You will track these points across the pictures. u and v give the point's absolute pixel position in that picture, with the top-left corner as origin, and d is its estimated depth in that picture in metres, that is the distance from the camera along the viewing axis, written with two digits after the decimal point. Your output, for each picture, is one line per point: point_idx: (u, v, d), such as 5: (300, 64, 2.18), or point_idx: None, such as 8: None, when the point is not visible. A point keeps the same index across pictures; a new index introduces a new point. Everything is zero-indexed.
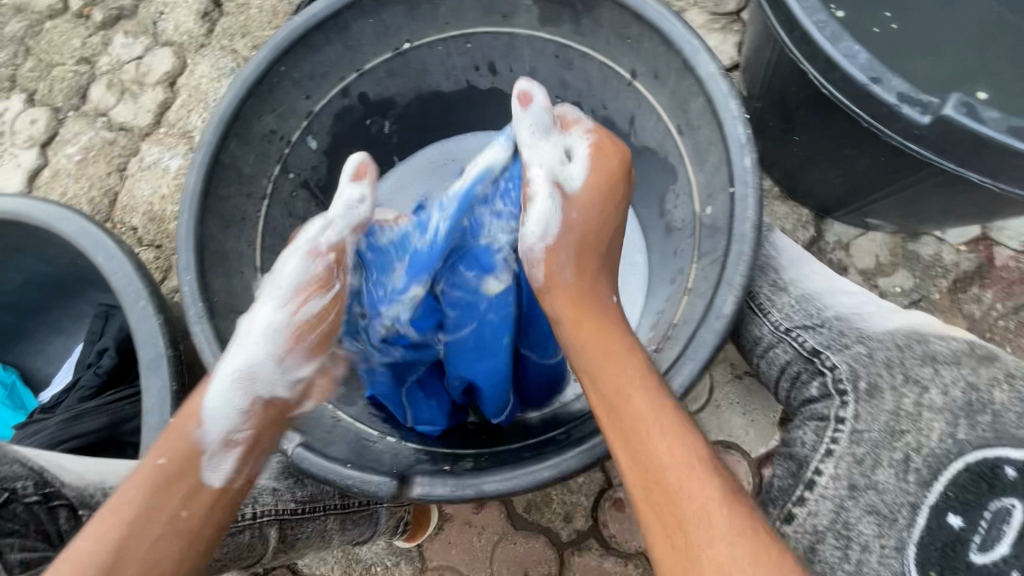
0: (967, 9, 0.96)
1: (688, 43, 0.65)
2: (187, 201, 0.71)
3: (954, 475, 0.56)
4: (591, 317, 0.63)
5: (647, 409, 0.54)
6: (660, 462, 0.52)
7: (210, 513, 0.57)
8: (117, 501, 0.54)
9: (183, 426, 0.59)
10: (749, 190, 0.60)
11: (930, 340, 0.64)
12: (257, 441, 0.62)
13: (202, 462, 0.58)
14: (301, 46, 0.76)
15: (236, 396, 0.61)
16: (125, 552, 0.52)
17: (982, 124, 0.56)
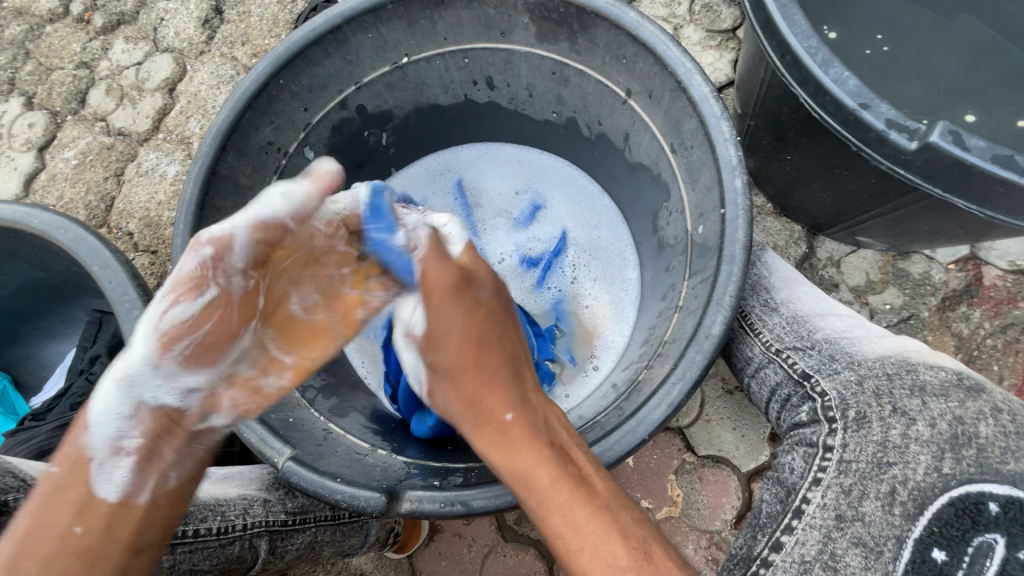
0: (955, 33, 0.98)
1: (680, 65, 0.66)
2: (183, 212, 0.72)
3: (936, 510, 0.55)
4: (464, 384, 0.59)
5: (538, 478, 0.53)
6: (560, 526, 0.51)
7: (110, 527, 0.52)
8: (14, 527, 0.51)
9: (71, 436, 0.55)
10: (739, 212, 0.60)
11: (919, 369, 0.62)
12: (150, 449, 0.58)
13: (92, 473, 0.54)
14: (300, 59, 0.77)
15: (122, 405, 0.57)
16: (19, 567, 0.48)
17: (968, 152, 0.57)
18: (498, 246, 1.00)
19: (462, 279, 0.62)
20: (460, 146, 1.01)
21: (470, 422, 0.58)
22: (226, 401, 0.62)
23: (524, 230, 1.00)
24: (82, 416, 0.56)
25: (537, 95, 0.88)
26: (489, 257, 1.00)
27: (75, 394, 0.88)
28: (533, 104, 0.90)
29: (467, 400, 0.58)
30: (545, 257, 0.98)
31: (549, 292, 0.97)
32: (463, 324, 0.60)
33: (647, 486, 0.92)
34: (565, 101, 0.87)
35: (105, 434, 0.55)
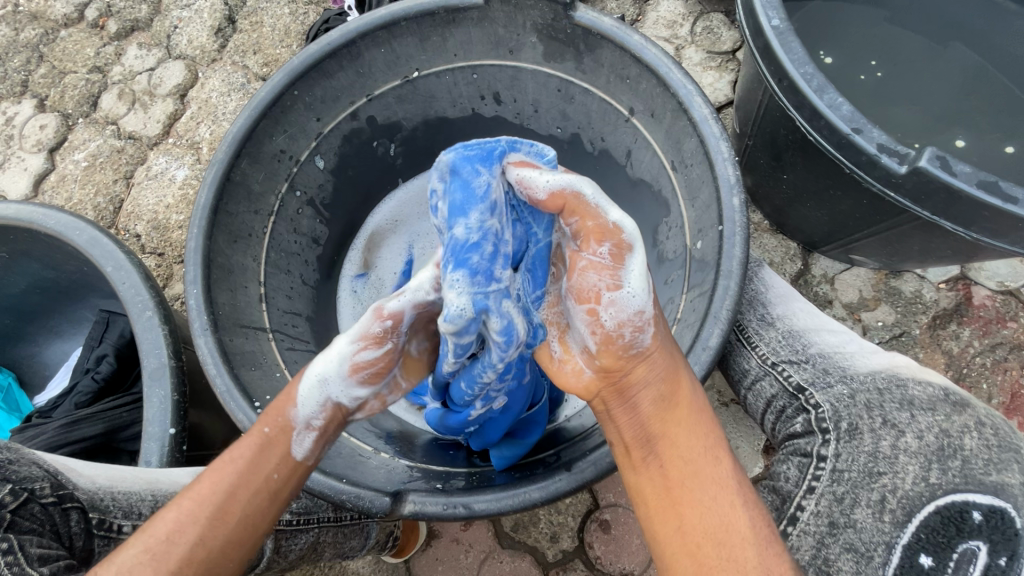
0: (947, 61, 1.02)
1: (682, 87, 0.69)
2: (197, 217, 0.74)
3: (924, 518, 0.56)
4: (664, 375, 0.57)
5: (702, 451, 0.55)
6: (710, 504, 0.52)
7: (294, 480, 0.57)
8: (231, 454, 0.55)
9: (283, 400, 0.58)
10: (737, 228, 0.63)
11: (908, 384, 0.64)
12: (333, 430, 0.60)
13: (292, 438, 0.57)
14: (314, 71, 0.80)
15: (315, 394, 0.58)
16: (235, 495, 0.53)
17: (954, 177, 0.59)
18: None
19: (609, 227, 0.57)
20: None
21: (648, 377, 0.57)
22: (370, 407, 0.62)
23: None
24: (291, 386, 0.59)
25: (543, 111, 0.91)
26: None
27: (81, 392, 0.89)
28: (538, 119, 0.93)
29: (659, 356, 0.57)
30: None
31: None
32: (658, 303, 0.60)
33: None
34: (570, 117, 0.90)
35: (305, 413, 0.57)
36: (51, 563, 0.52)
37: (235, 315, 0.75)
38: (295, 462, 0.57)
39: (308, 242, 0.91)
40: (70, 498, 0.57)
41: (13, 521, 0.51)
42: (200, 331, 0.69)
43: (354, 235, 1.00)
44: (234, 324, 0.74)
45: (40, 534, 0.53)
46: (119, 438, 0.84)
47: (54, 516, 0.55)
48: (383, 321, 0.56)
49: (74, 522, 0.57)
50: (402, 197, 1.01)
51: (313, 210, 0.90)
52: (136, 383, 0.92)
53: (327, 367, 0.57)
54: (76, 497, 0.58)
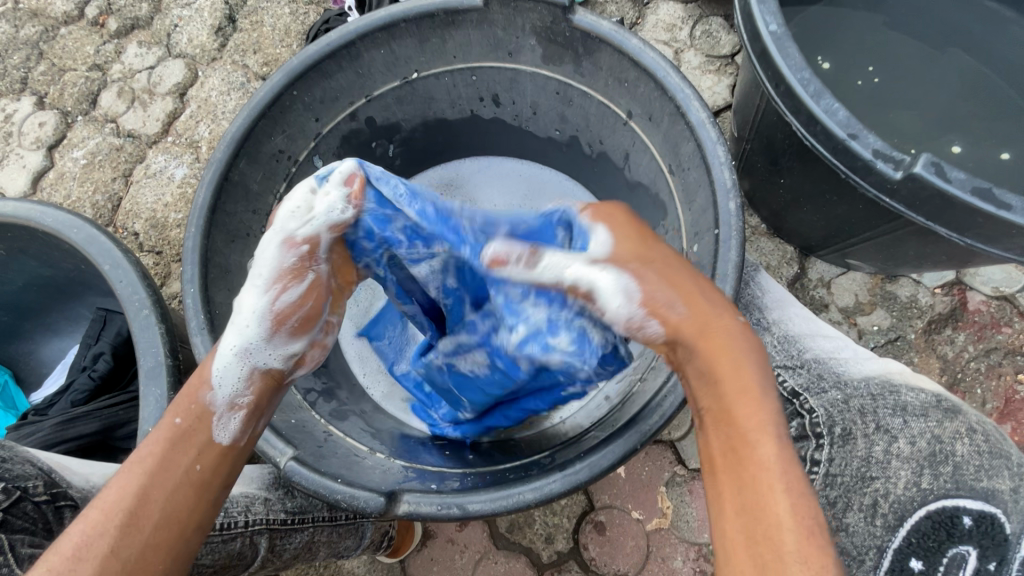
0: (944, 67, 1.02)
1: (679, 91, 0.69)
2: (195, 216, 0.74)
3: (916, 522, 0.57)
4: (716, 342, 0.50)
5: (749, 421, 0.47)
6: (757, 483, 0.45)
7: (223, 469, 0.53)
8: (139, 455, 0.51)
9: (191, 388, 0.55)
10: (733, 232, 0.63)
11: (901, 390, 0.64)
12: (261, 405, 0.58)
13: (212, 423, 0.54)
14: (314, 72, 0.80)
15: (237, 365, 0.58)
16: (148, 497, 0.48)
17: (949, 183, 0.60)
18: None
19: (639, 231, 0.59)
20: (464, 160, 1.04)
21: (688, 346, 0.51)
22: (309, 360, 0.63)
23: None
24: (203, 368, 0.57)
25: (541, 113, 0.92)
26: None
27: (77, 390, 0.89)
28: (537, 121, 0.93)
29: (690, 323, 0.52)
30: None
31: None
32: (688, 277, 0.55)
33: (638, 498, 0.94)
34: (568, 119, 0.90)
35: (226, 392, 0.56)
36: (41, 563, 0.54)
37: (231, 314, 0.76)
38: (220, 446, 0.53)
39: None
40: (64, 496, 0.58)
41: (5, 521, 0.53)
42: (196, 329, 0.69)
43: None
44: (230, 323, 0.75)
45: (32, 533, 0.54)
46: (115, 436, 0.84)
47: (47, 514, 0.56)
48: (295, 248, 0.61)
49: (67, 519, 0.57)
50: None
51: None
52: (132, 381, 0.93)
53: (246, 330, 0.58)
54: (70, 495, 0.58)
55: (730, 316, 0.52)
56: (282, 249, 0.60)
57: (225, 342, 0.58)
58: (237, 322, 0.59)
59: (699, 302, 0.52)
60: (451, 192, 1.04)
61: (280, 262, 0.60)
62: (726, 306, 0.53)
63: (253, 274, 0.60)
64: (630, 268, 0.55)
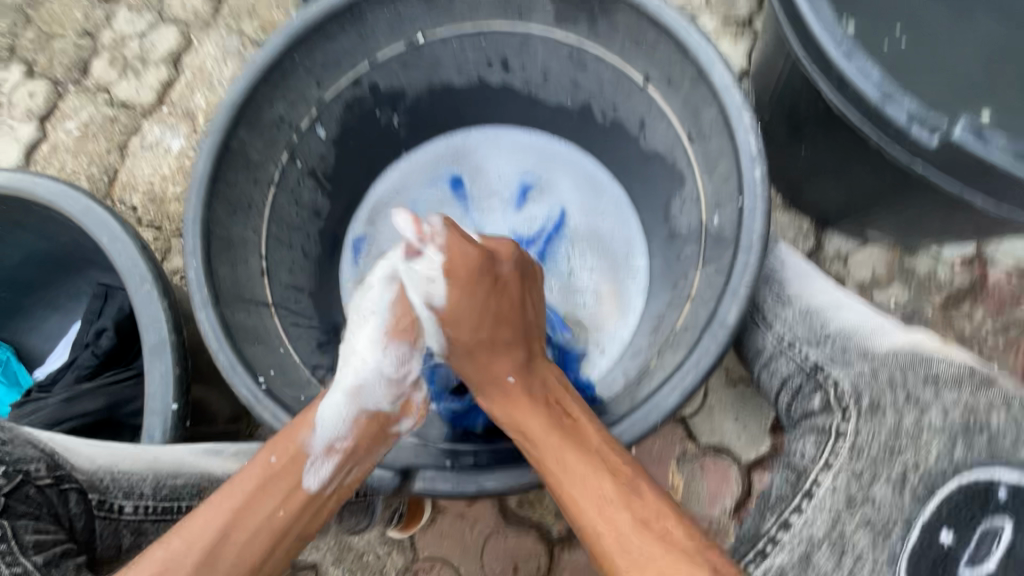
0: (974, 29, 0.97)
1: (703, 52, 0.66)
2: (196, 186, 0.71)
3: (948, 493, 0.57)
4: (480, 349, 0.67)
5: (558, 450, 0.59)
6: (577, 499, 0.57)
7: (301, 520, 0.58)
8: (231, 487, 0.57)
9: (295, 428, 0.59)
10: (758, 202, 0.60)
11: (933, 361, 0.63)
12: (358, 453, 0.62)
13: (306, 465, 0.59)
14: (315, 34, 0.76)
15: (348, 406, 0.62)
16: (226, 541, 0.54)
17: (989, 149, 0.57)
18: (493, 228, 1.00)
19: (481, 266, 0.65)
20: (469, 131, 1.00)
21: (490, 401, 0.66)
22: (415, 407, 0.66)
23: (517, 210, 1.00)
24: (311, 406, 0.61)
25: (552, 79, 0.88)
26: None
27: (81, 366, 0.88)
28: (547, 88, 0.89)
29: (479, 377, 0.67)
30: (540, 236, 0.98)
31: (546, 270, 0.97)
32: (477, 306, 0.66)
33: (649, 473, 0.93)
34: (581, 86, 0.86)
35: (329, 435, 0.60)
36: (45, 550, 0.53)
37: (236, 289, 0.73)
38: (308, 489, 0.59)
39: (310, 214, 0.88)
40: (68, 479, 0.58)
41: (8, 506, 0.52)
42: (201, 304, 0.67)
43: (358, 207, 0.97)
44: (235, 298, 0.72)
45: (37, 518, 0.54)
46: (120, 413, 0.83)
47: (51, 499, 0.56)
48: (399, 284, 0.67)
49: (73, 502, 0.58)
50: (405, 169, 0.99)
51: (314, 181, 0.87)
52: (136, 358, 0.91)
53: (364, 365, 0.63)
54: (75, 478, 0.58)
55: (503, 369, 0.66)
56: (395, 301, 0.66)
57: (341, 378, 0.63)
58: (352, 360, 0.64)
59: (485, 363, 0.66)
60: (455, 160, 1.00)
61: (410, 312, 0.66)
62: (506, 359, 0.66)
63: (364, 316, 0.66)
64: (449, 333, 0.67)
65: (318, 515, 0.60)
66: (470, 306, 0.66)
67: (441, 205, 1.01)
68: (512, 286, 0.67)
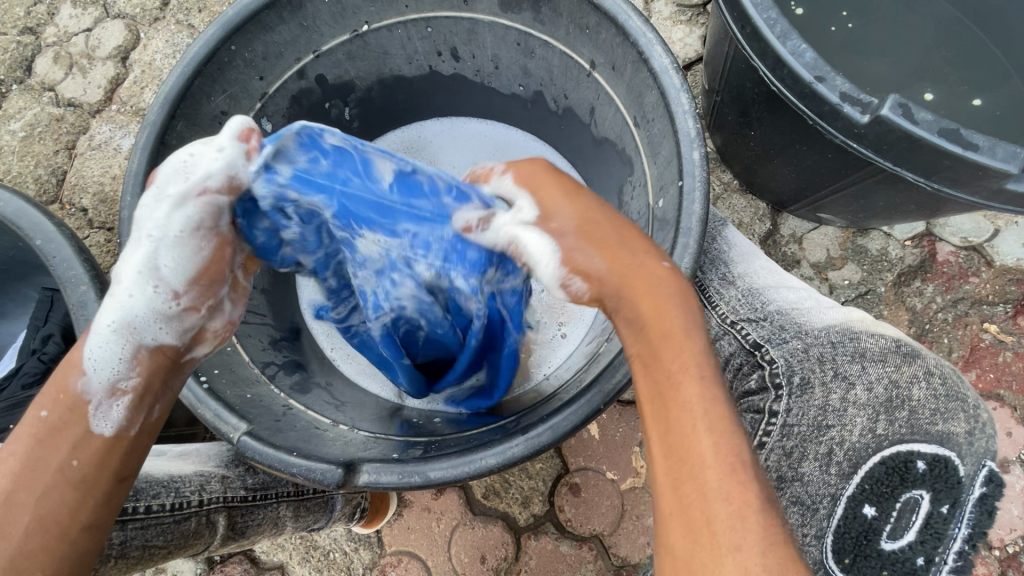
0: (918, 12, 0.99)
1: (642, 36, 0.65)
2: (131, 184, 0.69)
3: (870, 468, 0.59)
4: (617, 236, 0.55)
5: (699, 390, 0.48)
6: (704, 455, 0.45)
7: (107, 461, 0.50)
8: (7, 451, 0.49)
9: (62, 377, 0.51)
10: (697, 184, 0.60)
11: (861, 337, 0.65)
12: (153, 387, 0.53)
13: (88, 412, 0.50)
14: (252, 24, 0.74)
15: (116, 342, 0.52)
16: (14, 501, 0.47)
17: (917, 125, 0.57)
18: None
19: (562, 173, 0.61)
20: (425, 122, 1.00)
21: (613, 302, 0.53)
22: (213, 334, 0.56)
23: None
24: (77, 349, 0.52)
25: (502, 66, 0.87)
26: None
27: (26, 374, 0.85)
28: (499, 76, 0.89)
29: (612, 275, 0.53)
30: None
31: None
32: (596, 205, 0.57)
33: (612, 458, 0.94)
34: (531, 73, 0.86)
35: (103, 375, 0.51)
36: None
37: None
38: (100, 436, 0.50)
39: None
40: None
41: None
42: None
43: None
44: None
45: None
46: None
47: None
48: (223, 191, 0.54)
49: None
50: None
51: None
52: None
53: (129, 301, 0.51)
54: None
55: (656, 264, 0.53)
56: (178, 210, 0.52)
57: (103, 316, 0.52)
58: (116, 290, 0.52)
59: (622, 252, 0.54)
60: (414, 154, 0.99)
61: (197, 225, 0.52)
62: (652, 257, 0.54)
63: (138, 232, 0.52)
64: (552, 227, 0.56)
65: (133, 456, 0.52)
66: (581, 210, 0.56)
67: None
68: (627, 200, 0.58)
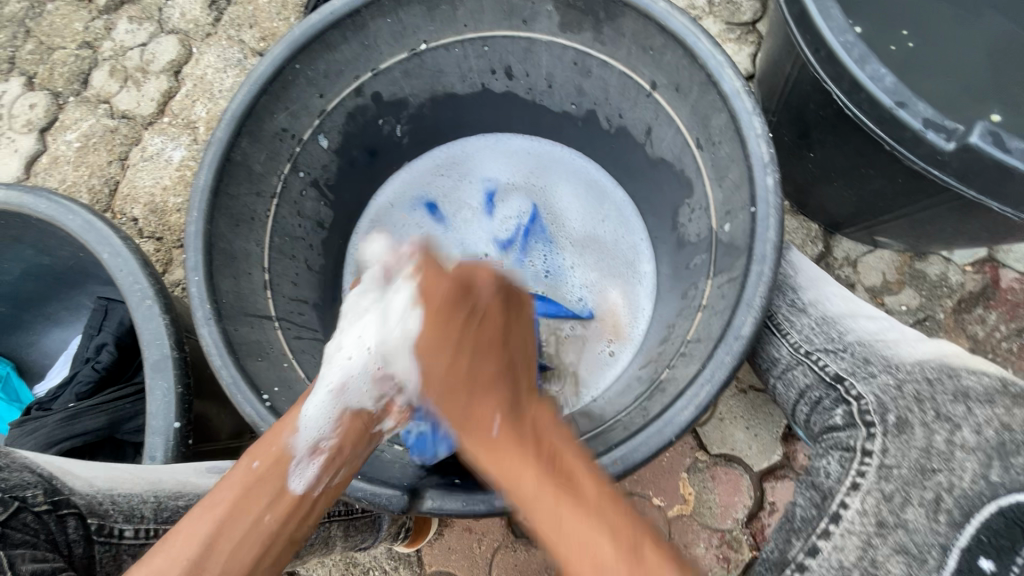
0: (981, 31, 0.97)
1: (712, 59, 0.64)
2: (197, 200, 0.70)
3: (986, 519, 0.55)
4: (456, 383, 0.58)
5: (551, 509, 0.48)
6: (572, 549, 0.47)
7: (291, 522, 0.54)
8: (213, 497, 0.52)
9: (276, 430, 0.57)
10: (771, 210, 0.59)
11: (961, 375, 0.64)
12: (345, 451, 0.59)
13: (290, 468, 0.55)
14: (317, 44, 0.75)
15: (331, 406, 0.60)
16: (212, 550, 0.50)
17: (1008, 153, 0.56)
18: (474, 239, 0.98)
19: (458, 297, 0.60)
20: (471, 138, 0.99)
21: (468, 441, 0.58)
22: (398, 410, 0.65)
23: (491, 216, 0.99)
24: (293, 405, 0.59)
25: (557, 85, 0.86)
26: (470, 253, 0.98)
27: (81, 382, 0.86)
28: (552, 95, 0.88)
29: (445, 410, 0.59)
30: (518, 234, 0.97)
31: (530, 266, 0.96)
32: (451, 325, 0.59)
33: (659, 484, 0.92)
34: (586, 92, 0.85)
35: (310, 434, 0.57)
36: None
37: (239, 303, 0.72)
38: (293, 494, 0.55)
39: (313, 225, 0.87)
40: (66, 504, 0.56)
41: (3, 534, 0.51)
42: (203, 319, 0.66)
43: (359, 219, 0.96)
44: (239, 313, 0.71)
45: (34, 546, 0.52)
46: (120, 430, 0.82)
47: (48, 525, 0.54)
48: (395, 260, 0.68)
49: (71, 529, 0.56)
50: (405, 177, 0.98)
51: (317, 191, 0.86)
52: (137, 373, 0.90)
53: (347, 363, 0.63)
54: (73, 503, 0.57)
55: (489, 407, 0.56)
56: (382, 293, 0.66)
57: (325, 375, 0.62)
58: (336, 359, 0.64)
59: (457, 396, 0.58)
60: (456, 170, 1.00)
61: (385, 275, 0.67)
62: (487, 374, 0.58)
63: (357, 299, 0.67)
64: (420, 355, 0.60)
65: (308, 519, 0.56)
66: (441, 338, 0.59)
67: (421, 229, 0.98)
68: (493, 314, 0.60)
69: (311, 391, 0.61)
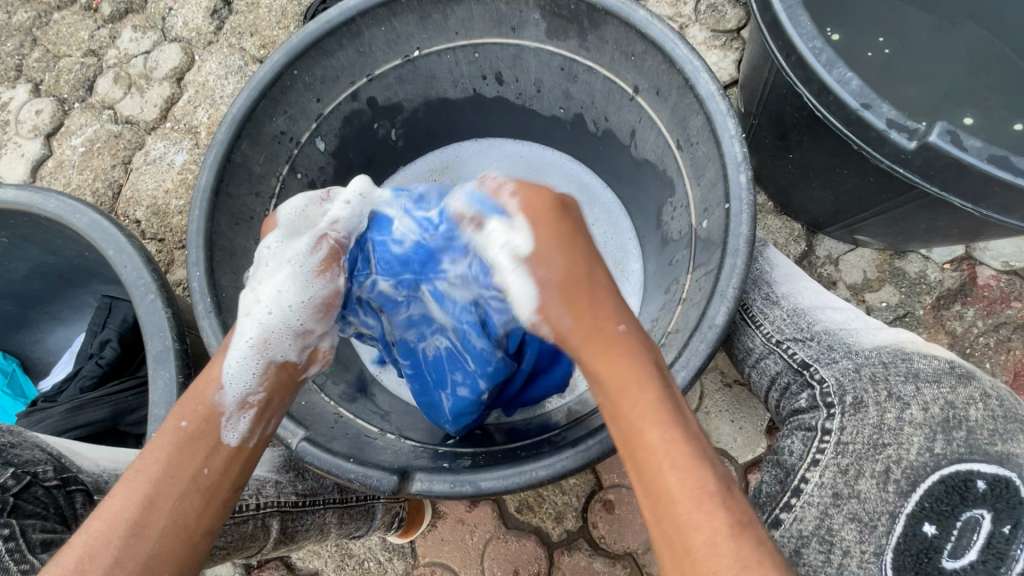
0: (955, 38, 1.00)
1: (689, 64, 0.68)
2: (199, 199, 0.73)
3: (929, 486, 0.59)
4: (581, 288, 0.54)
5: (663, 444, 0.45)
6: (675, 495, 0.43)
7: (234, 471, 0.50)
8: (142, 462, 0.48)
9: (199, 388, 0.52)
10: (744, 206, 0.62)
11: (913, 358, 0.67)
12: (273, 403, 0.56)
13: (220, 423, 0.51)
14: (314, 50, 0.78)
15: (253, 360, 0.56)
16: (154, 505, 0.46)
17: (965, 152, 0.59)
18: None
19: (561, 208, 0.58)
20: (464, 142, 1.03)
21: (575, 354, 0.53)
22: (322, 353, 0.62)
23: None
24: (211, 365, 0.54)
25: (545, 90, 0.90)
26: None
27: (86, 376, 0.89)
28: (540, 99, 0.92)
29: (569, 328, 0.53)
30: None
31: None
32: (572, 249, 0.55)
33: None
34: (573, 96, 0.88)
35: (239, 389, 0.53)
36: (52, 548, 0.54)
37: (238, 298, 0.75)
38: (230, 448, 0.51)
39: None
40: (75, 480, 0.60)
41: (17, 505, 0.54)
42: (204, 313, 0.69)
43: None
44: (238, 307, 0.74)
45: (44, 518, 0.55)
46: (123, 423, 0.85)
47: (58, 499, 0.57)
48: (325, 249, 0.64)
49: (79, 503, 0.59)
50: (402, 180, 1.02)
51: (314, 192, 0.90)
52: (139, 368, 0.93)
53: (267, 319, 0.58)
54: (80, 480, 0.60)
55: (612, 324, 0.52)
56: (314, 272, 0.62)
57: (242, 333, 0.57)
58: (255, 312, 0.59)
59: (580, 306, 0.53)
60: (450, 174, 1.03)
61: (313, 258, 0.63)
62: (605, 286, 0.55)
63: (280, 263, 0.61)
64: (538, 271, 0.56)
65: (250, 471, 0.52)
66: (561, 247, 0.56)
67: None
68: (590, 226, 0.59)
69: (229, 349, 0.56)
